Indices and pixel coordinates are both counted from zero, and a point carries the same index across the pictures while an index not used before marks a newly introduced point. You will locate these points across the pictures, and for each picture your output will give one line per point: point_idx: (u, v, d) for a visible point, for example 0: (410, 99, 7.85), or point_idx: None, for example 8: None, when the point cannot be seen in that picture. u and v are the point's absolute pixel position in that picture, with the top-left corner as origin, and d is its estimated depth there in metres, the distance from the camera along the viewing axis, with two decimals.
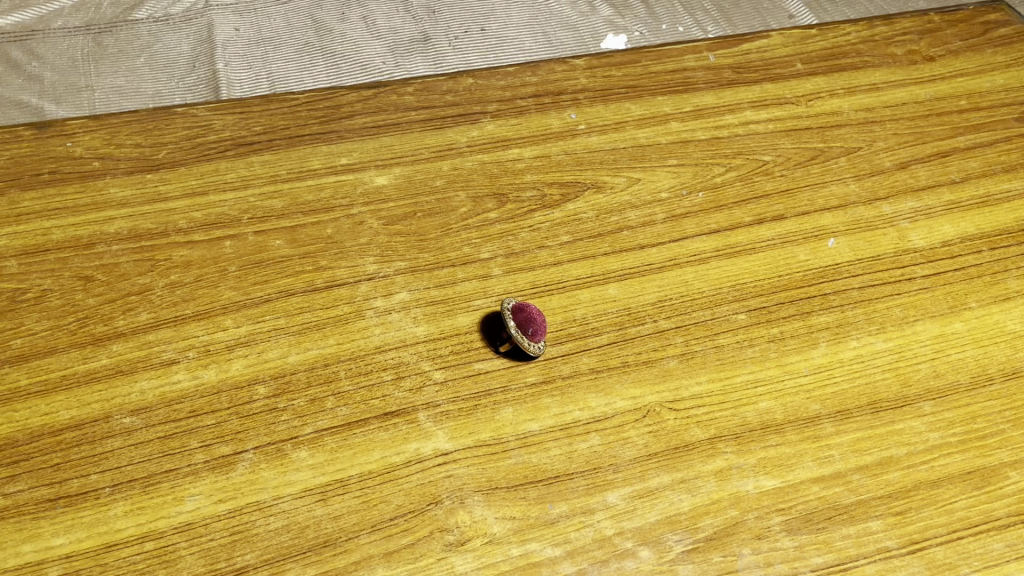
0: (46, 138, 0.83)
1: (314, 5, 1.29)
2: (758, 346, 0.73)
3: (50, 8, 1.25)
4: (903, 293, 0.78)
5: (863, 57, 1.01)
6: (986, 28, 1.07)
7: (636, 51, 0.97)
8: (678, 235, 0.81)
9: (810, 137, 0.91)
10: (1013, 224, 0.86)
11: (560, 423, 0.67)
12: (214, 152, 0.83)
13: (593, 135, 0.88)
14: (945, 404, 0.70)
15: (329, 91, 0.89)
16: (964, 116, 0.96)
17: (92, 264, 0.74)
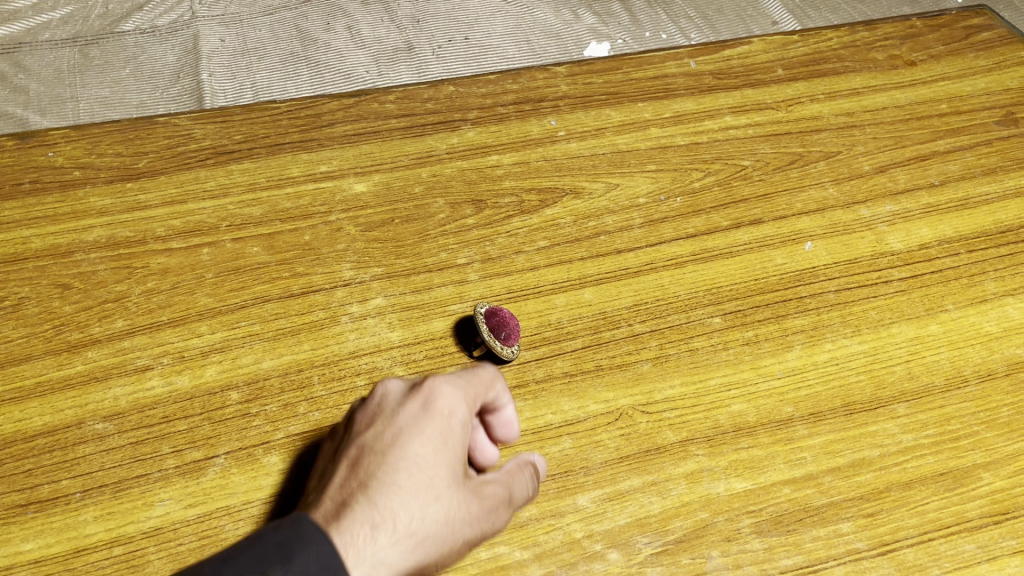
0: (28, 148, 0.84)
1: (300, 16, 1.30)
2: (733, 349, 0.73)
3: (39, 20, 1.26)
4: (880, 295, 0.78)
5: (845, 62, 1.01)
6: (968, 33, 1.07)
7: (617, 59, 0.98)
8: (655, 240, 0.81)
9: (789, 141, 0.91)
10: (992, 226, 0.86)
11: (532, 427, 0.67)
12: (194, 161, 0.83)
13: (573, 141, 0.89)
14: (918, 406, 0.70)
15: (311, 100, 0.90)
16: (945, 120, 0.96)
17: (69, 272, 0.75)
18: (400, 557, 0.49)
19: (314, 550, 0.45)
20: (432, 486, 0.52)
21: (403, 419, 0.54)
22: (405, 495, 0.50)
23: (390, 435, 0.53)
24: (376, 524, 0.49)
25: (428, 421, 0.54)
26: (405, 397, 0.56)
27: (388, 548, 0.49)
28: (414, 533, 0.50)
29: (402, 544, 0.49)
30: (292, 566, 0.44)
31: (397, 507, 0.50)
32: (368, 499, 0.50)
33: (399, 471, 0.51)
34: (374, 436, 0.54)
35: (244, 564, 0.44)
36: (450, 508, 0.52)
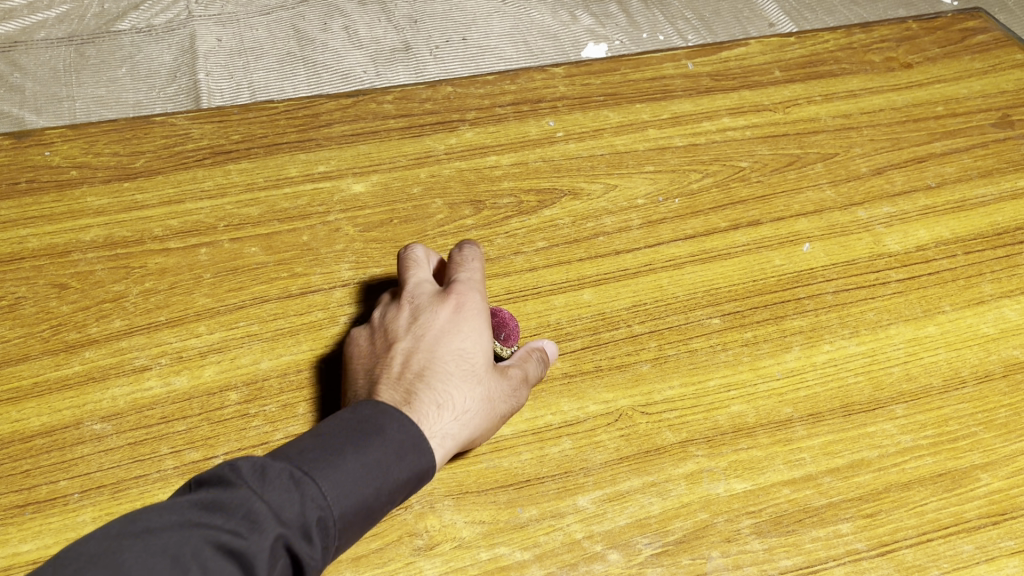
0: (25, 147, 0.83)
1: (296, 15, 1.30)
2: (732, 350, 0.73)
3: (34, 19, 1.25)
4: (878, 297, 0.78)
5: (842, 64, 1.01)
6: (964, 36, 1.08)
7: (615, 60, 0.98)
8: (653, 241, 0.81)
9: (787, 143, 0.92)
10: (989, 227, 0.86)
11: (532, 427, 0.67)
12: (192, 161, 0.83)
13: (571, 142, 0.89)
14: (916, 407, 0.70)
15: (308, 100, 0.90)
16: (941, 122, 0.96)
17: (67, 272, 0.74)
18: (462, 430, 0.61)
19: (405, 422, 0.57)
20: (478, 372, 0.62)
21: (440, 319, 0.64)
22: (459, 378, 0.62)
23: (433, 326, 0.64)
24: (440, 402, 0.60)
25: (459, 319, 0.64)
26: (434, 300, 0.66)
27: (454, 423, 0.60)
28: (472, 410, 0.61)
29: (463, 422, 0.61)
30: (383, 436, 0.56)
31: (456, 387, 0.61)
32: (427, 381, 0.61)
33: (449, 360, 0.62)
34: (420, 328, 0.64)
35: (341, 441, 0.55)
36: (494, 389, 0.63)
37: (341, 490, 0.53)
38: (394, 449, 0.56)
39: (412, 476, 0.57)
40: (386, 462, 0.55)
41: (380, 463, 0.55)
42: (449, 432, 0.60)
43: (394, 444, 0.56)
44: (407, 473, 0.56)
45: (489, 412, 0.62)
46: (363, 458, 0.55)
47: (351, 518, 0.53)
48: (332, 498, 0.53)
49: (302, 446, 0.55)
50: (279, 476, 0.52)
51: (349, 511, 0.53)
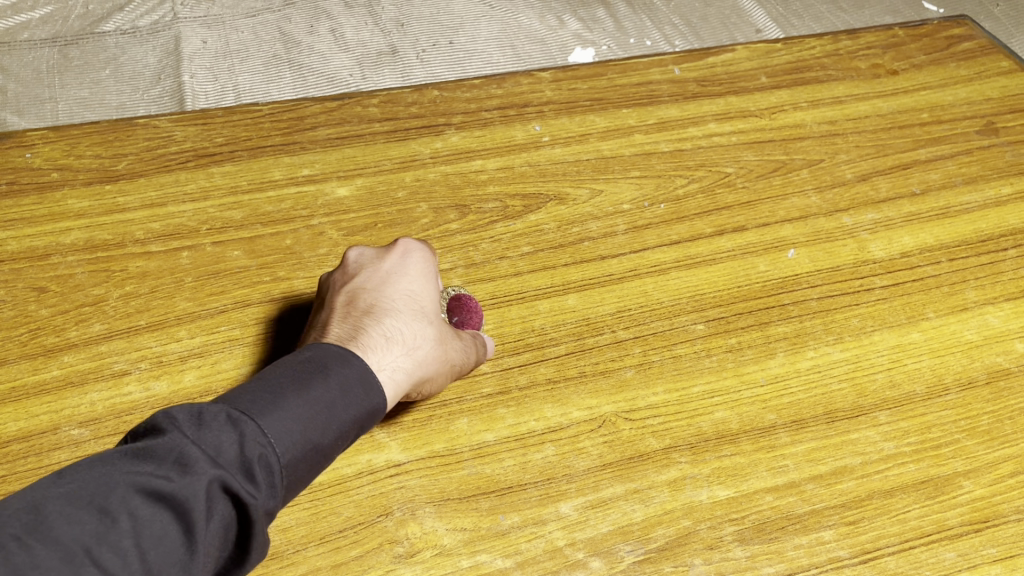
0: (6, 150, 0.83)
1: (283, 18, 1.29)
2: (716, 356, 0.72)
3: (18, 19, 1.24)
4: (862, 303, 0.78)
5: (828, 71, 1.02)
6: (950, 43, 1.08)
7: (602, 64, 0.98)
8: (638, 246, 0.81)
9: (772, 149, 0.92)
10: (974, 234, 0.86)
11: (515, 433, 0.66)
12: (175, 163, 0.83)
13: (557, 147, 0.89)
14: (899, 414, 0.70)
15: (293, 103, 0.89)
16: (926, 129, 0.96)
17: (46, 275, 0.73)
18: (414, 366, 0.61)
19: (348, 365, 0.57)
20: (426, 314, 0.64)
21: (387, 266, 0.66)
22: (406, 316, 0.63)
23: (379, 276, 0.65)
24: (391, 336, 0.61)
25: (405, 266, 0.66)
26: (380, 253, 0.68)
27: (405, 357, 0.60)
28: (422, 346, 0.62)
29: (415, 358, 0.61)
30: (324, 377, 0.55)
31: (405, 325, 0.62)
32: (377, 320, 0.61)
33: (396, 300, 0.63)
34: (366, 281, 0.66)
35: (283, 384, 0.54)
36: (442, 332, 0.64)
37: (284, 432, 0.51)
38: (335, 390, 0.55)
39: (355, 417, 0.55)
40: (328, 403, 0.54)
41: (323, 403, 0.54)
42: (401, 364, 0.60)
43: (334, 386, 0.55)
44: (351, 412, 0.55)
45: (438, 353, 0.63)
46: (305, 400, 0.53)
47: (297, 460, 0.52)
48: (274, 438, 0.51)
49: (238, 394, 0.53)
50: (217, 419, 0.49)
51: (292, 451, 0.51)
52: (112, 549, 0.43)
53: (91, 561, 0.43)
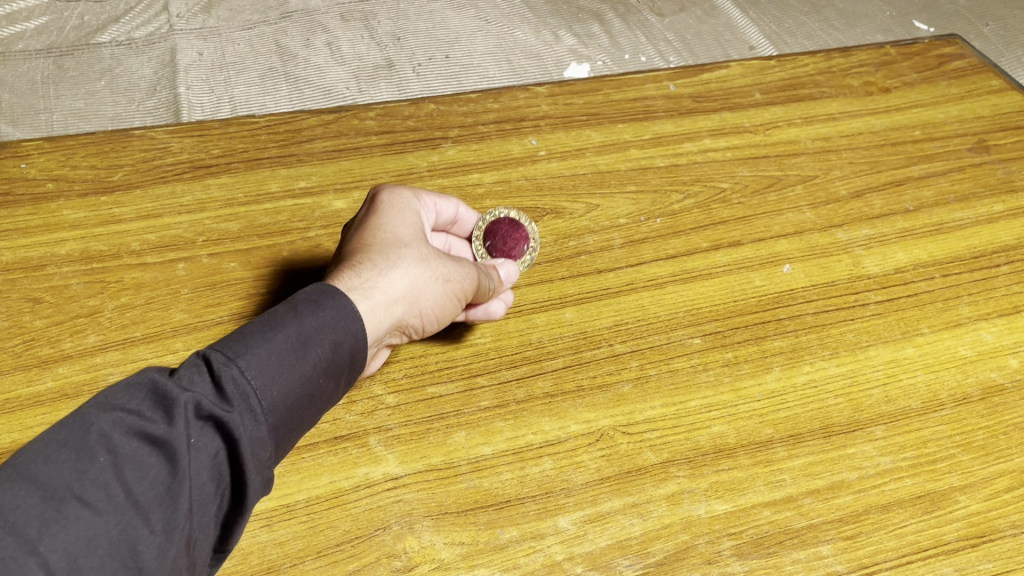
0: (1, 160, 0.83)
1: (279, 31, 1.29)
2: (713, 370, 0.73)
3: (13, 30, 1.24)
4: (857, 318, 0.78)
5: (821, 88, 1.03)
6: (940, 62, 1.09)
7: (598, 80, 0.99)
8: (635, 260, 0.81)
9: (767, 165, 0.92)
10: (967, 250, 0.86)
11: (513, 447, 0.66)
12: (171, 175, 0.83)
13: (554, 161, 0.89)
14: (895, 429, 0.71)
15: (290, 115, 0.89)
16: (919, 146, 0.97)
17: (41, 286, 0.73)
18: (390, 282, 0.61)
19: (324, 294, 0.57)
20: (401, 241, 0.64)
21: (362, 215, 0.68)
22: (380, 245, 0.64)
23: (360, 225, 0.67)
24: (362, 264, 0.61)
25: (378, 207, 0.68)
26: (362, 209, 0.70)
27: (378, 277, 0.61)
28: (399, 264, 0.62)
29: (392, 276, 0.61)
30: (298, 306, 0.55)
31: (378, 252, 0.63)
32: (352, 256, 0.63)
33: (369, 237, 0.65)
34: (350, 235, 0.67)
35: (260, 318, 0.54)
36: (422, 249, 0.64)
37: (260, 362, 0.52)
38: (314, 318, 0.55)
39: (336, 342, 0.55)
40: (304, 330, 0.54)
41: (300, 332, 0.54)
42: (377, 282, 0.60)
43: (308, 312, 0.55)
44: (329, 335, 0.55)
45: (422, 269, 0.63)
46: (280, 331, 0.54)
47: (280, 386, 0.52)
48: (251, 366, 0.51)
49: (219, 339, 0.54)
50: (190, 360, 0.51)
51: (271, 377, 0.52)
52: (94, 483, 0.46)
53: (73, 496, 0.45)
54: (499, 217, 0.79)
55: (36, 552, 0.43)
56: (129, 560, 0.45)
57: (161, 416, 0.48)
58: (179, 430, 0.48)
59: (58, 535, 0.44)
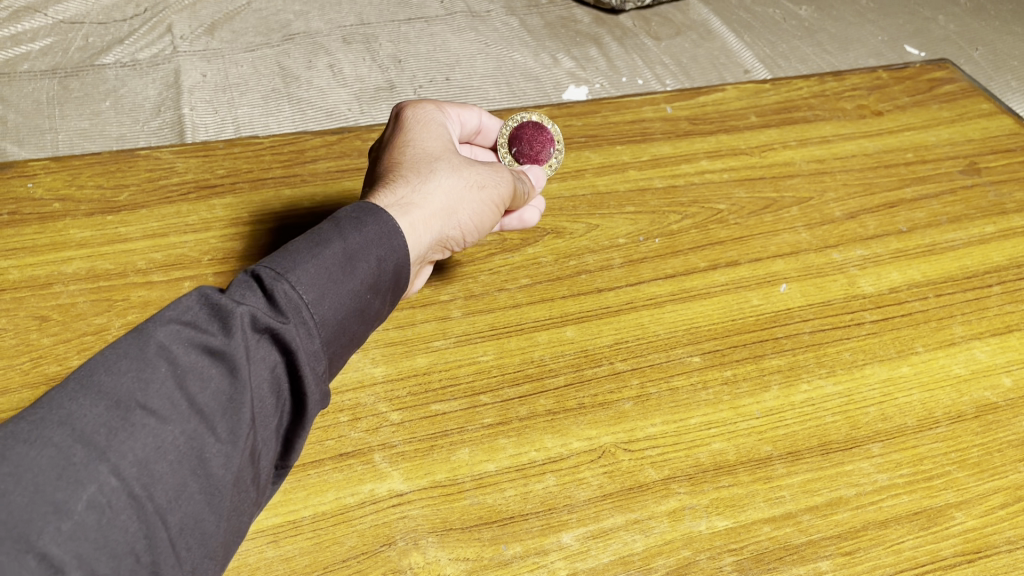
0: (8, 181, 0.84)
1: (281, 53, 1.31)
2: (712, 388, 0.74)
3: (18, 51, 1.25)
4: (853, 337, 0.80)
5: (815, 111, 1.05)
6: (931, 86, 1.12)
7: (596, 103, 1.01)
8: (634, 279, 0.82)
9: (763, 186, 0.94)
10: (960, 270, 0.88)
11: (515, 464, 0.67)
12: (176, 195, 0.84)
13: (554, 182, 0.91)
14: (892, 446, 0.72)
15: (294, 136, 0.91)
16: (911, 168, 0.99)
17: (48, 304, 0.74)
18: (423, 195, 0.67)
19: (364, 214, 0.61)
20: (430, 159, 0.70)
21: (393, 138, 0.74)
22: (412, 163, 0.70)
23: (390, 146, 0.74)
24: (397, 182, 0.68)
25: (405, 130, 0.74)
26: (390, 132, 0.76)
27: (411, 192, 0.67)
28: (431, 179, 0.68)
29: (427, 190, 0.67)
30: (342, 225, 0.59)
31: (411, 169, 0.69)
32: (387, 176, 0.70)
33: (400, 159, 0.71)
34: (382, 156, 0.74)
35: (306, 239, 0.58)
36: (450, 163, 0.71)
37: (311, 277, 0.55)
38: (356, 237, 0.59)
39: (378, 259, 0.59)
40: (349, 249, 0.58)
41: (344, 250, 0.58)
42: (413, 196, 0.67)
43: (351, 230, 0.59)
44: (372, 254, 0.59)
45: (453, 181, 0.69)
46: (326, 248, 0.57)
47: (328, 302, 0.56)
48: (301, 282, 0.55)
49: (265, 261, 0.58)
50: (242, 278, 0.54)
51: (321, 291, 0.55)
52: (161, 394, 0.48)
53: (141, 405, 0.47)
54: (522, 121, 0.86)
55: (111, 455, 0.45)
56: (198, 466, 0.48)
57: (219, 329, 0.51)
58: (238, 340, 0.51)
59: (129, 441, 0.46)
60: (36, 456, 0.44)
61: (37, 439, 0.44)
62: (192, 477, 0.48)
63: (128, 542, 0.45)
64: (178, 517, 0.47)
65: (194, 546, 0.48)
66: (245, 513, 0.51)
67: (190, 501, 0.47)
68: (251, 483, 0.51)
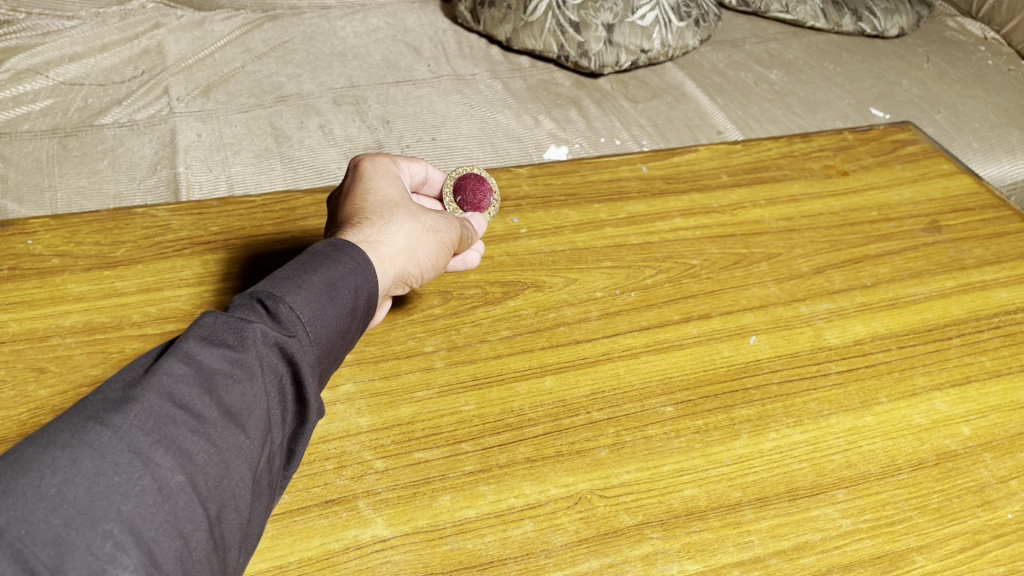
0: (9, 238, 0.88)
1: (274, 114, 1.37)
2: (685, 437, 0.77)
3: (19, 111, 1.30)
4: (819, 388, 0.83)
5: (783, 171, 1.10)
6: (895, 147, 1.18)
7: (575, 163, 1.06)
8: (611, 331, 0.86)
9: (734, 243, 0.98)
10: (921, 323, 0.92)
11: (495, 510, 0.70)
12: (171, 251, 0.87)
13: (534, 239, 0.95)
14: (856, 492, 0.75)
15: (285, 195, 0.95)
16: (876, 226, 1.04)
17: (45, 356, 0.77)
18: (388, 236, 0.73)
19: (342, 247, 0.69)
20: (391, 204, 0.77)
21: (352, 183, 0.80)
22: (374, 207, 0.76)
23: (349, 192, 0.80)
24: (364, 224, 0.74)
25: (365, 176, 0.80)
26: (347, 178, 0.82)
27: (377, 233, 0.73)
28: (394, 221, 0.75)
29: (390, 231, 0.74)
30: (325, 256, 0.67)
31: (373, 213, 0.75)
32: (352, 218, 0.75)
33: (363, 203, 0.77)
34: (342, 202, 0.80)
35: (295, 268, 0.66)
36: (409, 207, 0.77)
37: (307, 300, 0.64)
38: (341, 265, 0.67)
39: (359, 286, 0.68)
40: (336, 276, 0.66)
41: (331, 276, 0.66)
42: (379, 236, 0.73)
43: (335, 260, 0.67)
44: (356, 281, 0.68)
45: (414, 222, 0.76)
46: (316, 275, 0.65)
47: (322, 322, 0.64)
48: (299, 304, 0.63)
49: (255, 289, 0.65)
50: (245, 301, 0.62)
51: (316, 311, 0.64)
52: (192, 396, 0.55)
53: (175, 407, 0.54)
54: (465, 174, 0.92)
55: (159, 445, 0.51)
56: (229, 458, 0.54)
57: (234, 343, 0.59)
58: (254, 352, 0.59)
59: (172, 434, 0.52)
60: (93, 448, 0.49)
61: (92, 434, 0.50)
62: (226, 467, 0.54)
63: (181, 519, 0.50)
64: (214, 501, 0.53)
65: (225, 532, 0.54)
66: (259, 508, 0.58)
67: (223, 489, 0.54)
68: (265, 480, 0.58)
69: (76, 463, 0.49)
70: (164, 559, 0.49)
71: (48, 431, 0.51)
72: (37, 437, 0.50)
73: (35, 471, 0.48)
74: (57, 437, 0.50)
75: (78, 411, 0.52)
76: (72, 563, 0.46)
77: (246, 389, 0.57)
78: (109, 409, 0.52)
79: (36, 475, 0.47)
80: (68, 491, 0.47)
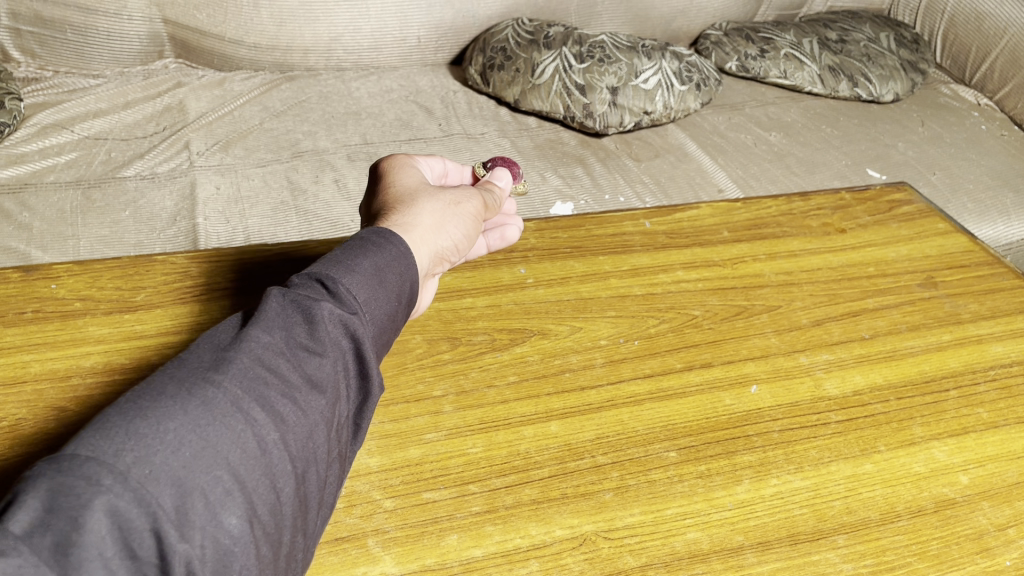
0: (34, 282, 0.91)
1: (290, 169, 1.41)
2: (688, 482, 0.79)
3: (45, 164, 1.35)
4: (820, 436, 0.85)
5: (783, 228, 1.13)
6: (891, 206, 1.21)
7: (581, 218, 1.10)
8: (615, 378, 0.88)
9: (735, 295, 1.01)
10: (919, 375, 0.94)
11: (502, 550, 0.71)
12: (190, 296, 0.90)
13: (540, 288, 0.98)
14: (856, 538, 0.76)
15: (300, 244, 0.99)
16: (873, 281, 1.07)
17: (66, 395, 0.79)
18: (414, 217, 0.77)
19: (387, 231, 0.73)
20: (413, 191, 0.81)
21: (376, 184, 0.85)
22: (398, 195, 0.80)
23: (374, 191, 0.84)
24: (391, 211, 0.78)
25: (385, 175, 0.84)
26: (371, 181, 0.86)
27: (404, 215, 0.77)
28: (417, 204, 0.79)
29: (417, 213, 0.78)
30: (377, 241, 0.71)
31: (398, 200, 0.80)
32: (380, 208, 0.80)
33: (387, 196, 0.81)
34: (370, 200, 0.84)
35: (354, 250, 0.70)
36: (428, 190, 0.81)
37: (369, 282, 0.68)
38: (391, 249, 0.71)
39: (412, 272, 0.72)
40: (391, 258, 0.71)
41: (386, 260, 0.70)
42: (407, 219, 0.77)
43: (387, 244, 0.71)
44: (411, 267, 0.72)
45: (435, 202, 0.79)
46: (375, 259, 0.70)
47: (383, 303, 0.68)
48: (362, 285, 0.67)
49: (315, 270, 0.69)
50: (313, 281, 0.66)
51: (376, 292, 0.68)
52: (277, 362, 0.59)
53: (265, 370, 0.58)
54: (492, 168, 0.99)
55: (255, 403, 0.55)
56: (313, 422, 0.58)
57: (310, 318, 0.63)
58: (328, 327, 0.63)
59: (265, 395, 0.56)
60: (198, 403, 0.53)
61: (196, 390, 0.54)
62: (310, 431, 0.58)
63: (275, 473, 0.54)
64: (301, 460, 0.57)
65: (309, 492, 0.58)
66: (334, 474, 0.62)
67: (309, 450, 0.57)
68: (338, 448, 0.62)
69: (185, 415, 0.52)
70: (261, 510, 0.53)
71: (154, 384, 0.54)
72: (144, 390, 0.54)
73: (151, 418, 0.51)
74: (165, 391, 0.53)
75: (176, 370, 0.56)
76: (191, 503, 0.49)
77: (321, 361, 0.61)
78: (207, 369, 0.56)
79: (154, 421, 0.51)
80: (183, 437, 0.51)
